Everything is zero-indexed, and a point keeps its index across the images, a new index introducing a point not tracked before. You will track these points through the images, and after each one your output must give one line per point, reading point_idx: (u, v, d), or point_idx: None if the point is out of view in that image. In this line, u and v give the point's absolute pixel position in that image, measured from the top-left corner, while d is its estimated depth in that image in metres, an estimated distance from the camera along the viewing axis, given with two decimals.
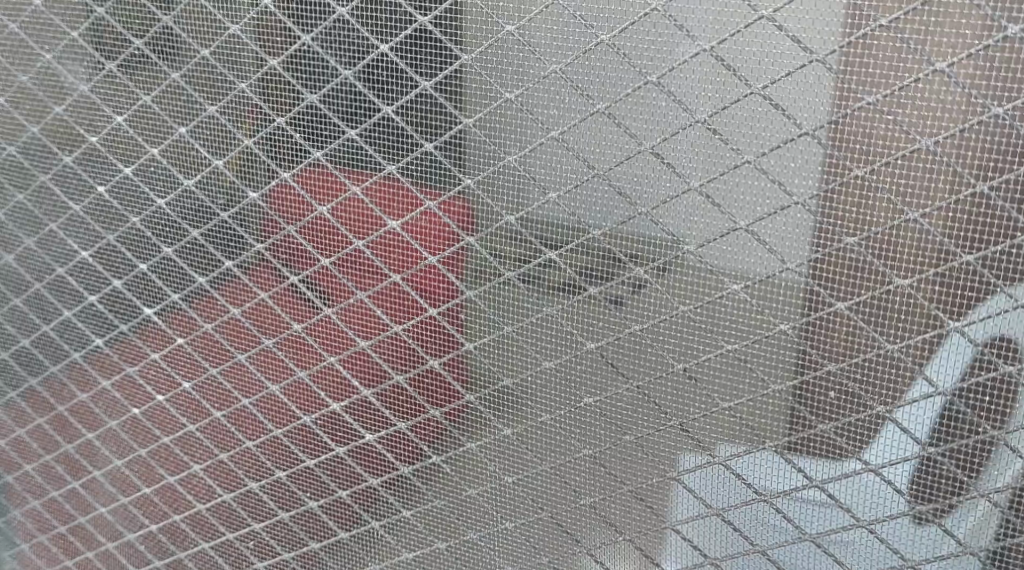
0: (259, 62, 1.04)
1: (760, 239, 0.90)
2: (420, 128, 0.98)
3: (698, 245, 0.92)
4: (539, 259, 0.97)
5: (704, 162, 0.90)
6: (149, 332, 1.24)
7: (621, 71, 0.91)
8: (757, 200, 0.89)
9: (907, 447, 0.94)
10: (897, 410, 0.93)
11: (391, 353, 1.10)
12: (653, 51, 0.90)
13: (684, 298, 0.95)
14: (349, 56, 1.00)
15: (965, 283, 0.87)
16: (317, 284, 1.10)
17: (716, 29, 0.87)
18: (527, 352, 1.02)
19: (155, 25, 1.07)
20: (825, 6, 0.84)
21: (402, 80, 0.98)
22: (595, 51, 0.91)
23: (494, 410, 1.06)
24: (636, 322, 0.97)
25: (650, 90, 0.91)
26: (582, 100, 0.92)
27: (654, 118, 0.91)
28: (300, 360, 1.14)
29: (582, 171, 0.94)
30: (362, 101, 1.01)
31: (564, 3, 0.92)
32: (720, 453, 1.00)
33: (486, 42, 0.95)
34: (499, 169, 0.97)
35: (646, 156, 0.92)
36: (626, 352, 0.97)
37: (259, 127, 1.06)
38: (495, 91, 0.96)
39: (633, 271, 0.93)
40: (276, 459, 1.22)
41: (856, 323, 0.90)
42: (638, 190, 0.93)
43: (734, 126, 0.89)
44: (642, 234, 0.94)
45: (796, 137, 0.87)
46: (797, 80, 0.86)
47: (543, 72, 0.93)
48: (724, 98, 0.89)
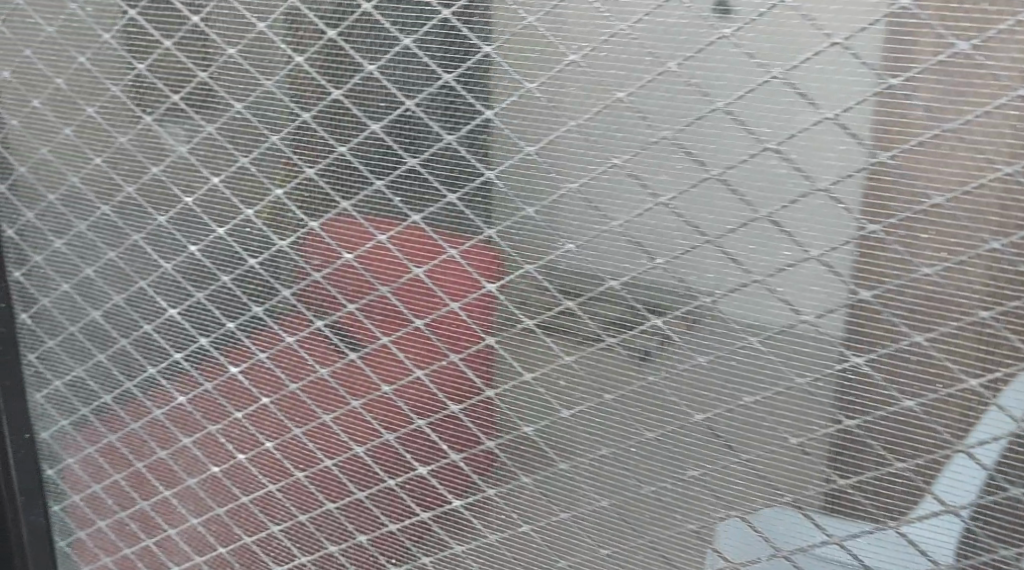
0: (361, 127, 1.05)
1: (876, 311, 0.89)
2: (523, 194, 0.99)
3: (816, 314, 0.90)
4: (644, 325, 0.97)
5: (827, 230, 0.88)
6: (232, 389, 1.24)
7: (739, 138, 0.89)
8: (879, 269, 0.88)
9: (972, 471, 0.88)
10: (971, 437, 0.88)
11: (485, 419, 1.08)
12: (774, 117, 0.88)
13: (805, 369, 0.92)
14: (454, 121, 1.00)
15: None
16: (409, 346, 1.10)
17: (842, 96, 0.86)
18: (628, 423, 1.01)
19: (258, 89, 1.08)
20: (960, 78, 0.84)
21: (507, 145, 0.98)
22: (708, 118, 0.90)
23: (592, 481, 1.04)
24: (749, 394, 0.95)
25: (769, 158, 0.88)
26: (695, 166, 0.91)
27: (771, 183, 0.89)
28: (388, 422, 1.14)
29: (694, 239, 0.93)
30: (464, 166, 1.01)
31: (679, 69, 0.91)
32: (831, 530, 0.95)
33: (595, 108, 0.94)
34: (602, 234, 0.96)
35: (762, 224, 0.90)
36: (737, 425, 0.96)
37: (359, 190, 1.06)
38: (600, 158, 0.95)
39: (746, 340, 0.93)
40: (358, 522, 1.21)
41: (990, 404, 0.87)
42: (753, 257, 0.91)
43: (857, 193, 0.87)
44: (756, 302, 0.92)
45: (921, 213, 0.85)
46: (930, 151, 0.85)
47: (653, 139, 0.92)
48: (849, 166, 0.87)
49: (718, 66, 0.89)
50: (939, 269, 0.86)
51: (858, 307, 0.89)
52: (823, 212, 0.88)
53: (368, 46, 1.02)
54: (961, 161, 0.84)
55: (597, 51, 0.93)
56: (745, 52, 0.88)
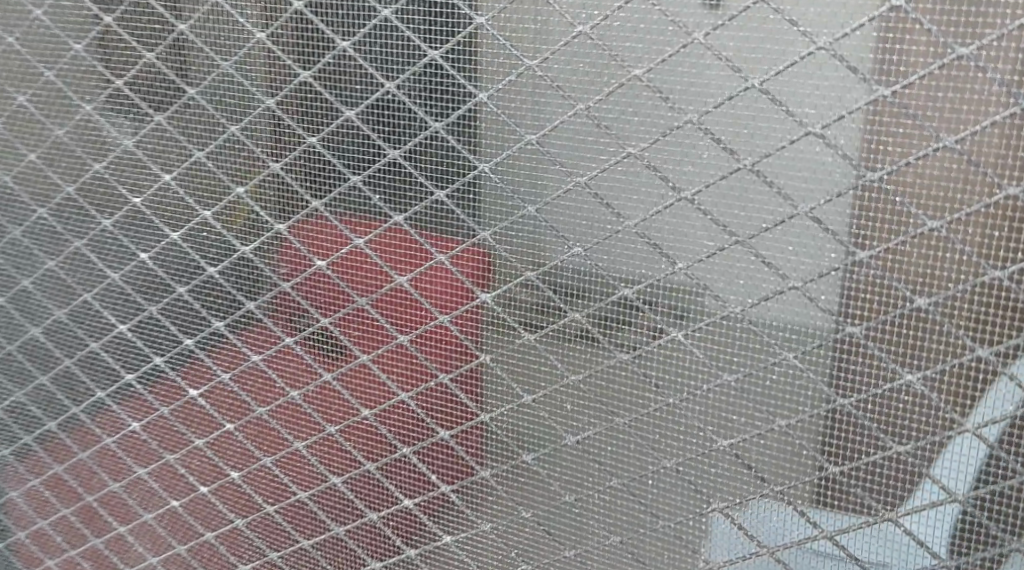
0: (333, 113, 0.91)
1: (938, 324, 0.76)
2: (523, 189, 0.85)
3: (864, 328, 0.77)
4: (661, 339, 0.84)
5: (878, 230, 0.75)
6: (192, 414, 1.11)
7: (776, 121, 0.76)
8: (943, 275, 0.74)
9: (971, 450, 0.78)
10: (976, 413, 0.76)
11: (478, 447, 0.95)
12: (821, 97, 0.74)
13: (849, 390, 0.80)
14: (442, 106, 0.87)
15: None
16: (391, 367, 1.00)
17: (903, 69, 0.72)
18: (645, 452, 0.88)
19: (214, 71, 0.94)
20: None
21: (505, 133, 0.85)
22: (742, 97, 0.76)
23: (603, 517, 0.92)
24: (784, 418, 0.82)
25: (812, 144, 0.75)
26: (724, 155, 0.78)
27: (815, 175, 0.76)
28: (370, 450, 1.02)
29: (723, 240, 0.80)
30: (454, 157, 0.87)
31: (707, 40, 0.77)
32: (816, 519, 0.84)
33: (610, 86, 0.80)
34: (615, 235, 0.83)
35: (804, 221, 0.77)
36: (772, 453, 0.83)
37: (332, 187, 0.93)
38: (613, 147, 0.81)
39: (782, 357, 0.80)
40: (337, 560, 1.08)
41: None
42: (792, 260, 0.78)
43: (916, 185, 0.74)
44: (796, 313, 0.79)
45: (992, 207, 0.72)
46: (1005, 132, 0.71)
47: (677, 123, 0.79)
48: (909, 152, 0.73)
49: (752, 37, 0.76)
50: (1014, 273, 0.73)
51: (915, 316, 0.76)
52: (873, 205, 0.75)
53: (341, 20, 0.90)
54: None
55: (610, 20, 0.79)
56: (787, 18, 0.74)
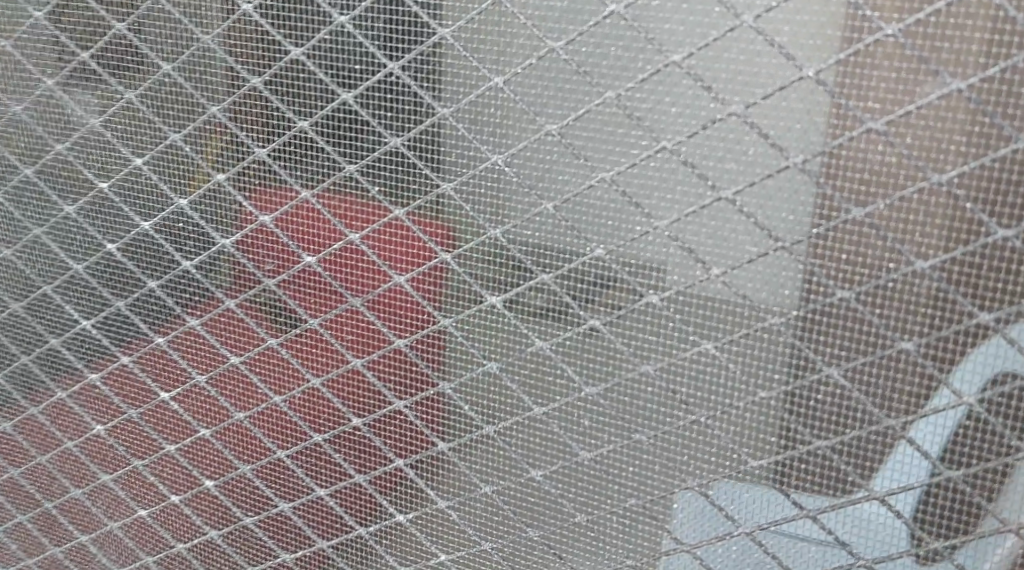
0: (329, 95, 0.82)
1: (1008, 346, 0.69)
2: (542, 185, 0.77)
3: (917, 343, 0.71)
4: (692, 349, 0.76)
5: (942, 238, 0.68)
6: (165, 417, 1.01)
7: (834, 115, 0.69)
8: (1012, 288, 0.68)
9: (953, 416, 0.71)
10: (957, 369, 0.70)
11: (482, 461, 0.87)
12: (886, 89, 0.68)
13: (899, 409, 0.72)
14: (450, 92, 0.78)
15: None
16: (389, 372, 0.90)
17: (979, 60, 0.65)
18: (671, 472, 0.81)
19: (192, 44, 0.85)
20: None
21: (521, 122, 0.76)
22: (794, 88, 0.69)
23: (620, 537, 0.85)
24: (823, 440, 0.76)
25: (874, 142, 0.68)
26: (773, 152, 0.70)
27: (875, 175, 0.68)
28: (361, 460, 0.93)
29: (766, 245, 0.72)
30: (465, 147, 0.79)
31: (756, 25, 0.69)
32: (830, 527, 0.78)
33: (643, 74, 0.72)
34: (646, 237, 0.75)
35: (857, 227, 0.69)
36: (807, 474, 0.77)
37: (326, 177, 0.84)
38: (645, 140, 0.74)
39: (823, 370, 0.74)
40: None
41: None
42: (845, 270, 0.71)
43: (989, 189, 0.67)
44: (842, 323, 0.72)
45: None
46: None
47: (719, 115, 0.71)
48: (982, 154, 0.66)
49: (812, 21, 0.68)
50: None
51: (980, 332, 0.69)
52: (940, 211, 0.68)
53: None
54: None
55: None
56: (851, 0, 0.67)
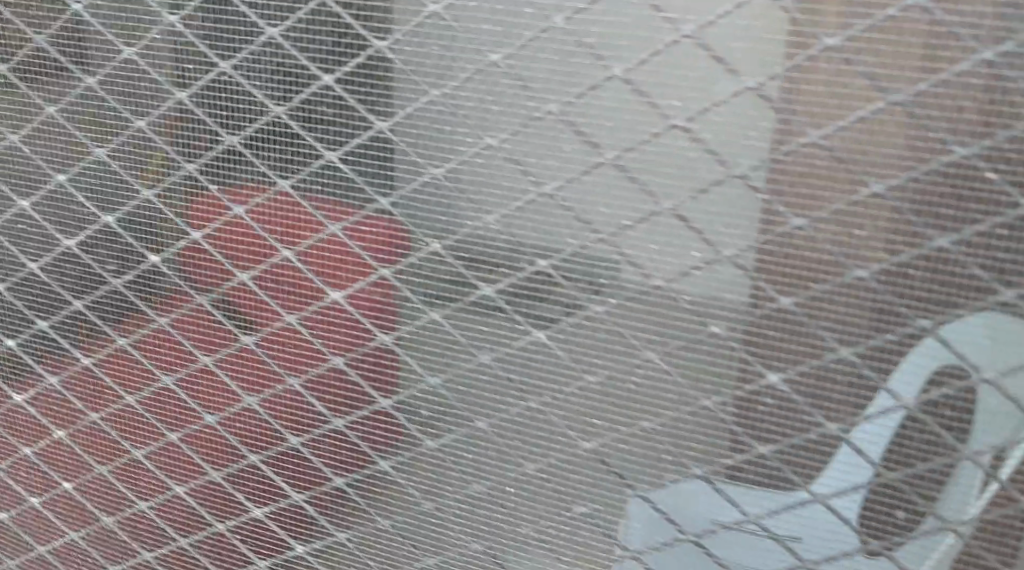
0: (165, 94, 0.86)
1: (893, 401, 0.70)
2: (374, 181, 0.80)
3: (727, 327, 0.73)
4: (523, 340, 0.79)
5: (744, 228, 0.70)
6: (22, 421, 1.05)
7: (640, 113, 0.71)
8: (804, 274, 0.70)
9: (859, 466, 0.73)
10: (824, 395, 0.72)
11: (328, 453, 0.92)
12: (685, 87, 0.70)
13: (711, 389, 0.75)
14: (283, 91, 0.82)
15: None
16: (236, 369, 0.93)
17: (769, 60, 0.68)
18: (506, 456, 0.83)
19: (27, 46, 0.91)
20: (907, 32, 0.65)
21: (350, 118, 0.80)
22: (603, 88, 0.71)
23: (461, 520, 0.88)
24: (648, 418, 0.78)
25: (676, 138, 0.71)
26: (586, 148, 0.73)
27: (681, 170, 0.71)
28: (213, 458, 0.98)
29: (584, 237, 0.74)
30: (301, 146, 0.83)
31: (564, 26, 0.72)
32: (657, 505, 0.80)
33: (464, 74, 0.75)
34: (474, 233, 0.77)
35: (667, 218, 0.72)
36: (635, 454, 0.79)
37: (167, 175, 0.88)
38: (471, 137, 0.75)
39: (645, 356, 0.76)
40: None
41: (930, 430, 0.71)
42: (656, 260, 0.73)
43: (780, 181, 0.69)
44: (658, 309, 0.74)
45: (855, 207, 0.68)
46: (873, 128, 0.66)
47: (537, 113, 0.73)
48: (776, 148, 0.68)
49: (617, 21, 0.71)
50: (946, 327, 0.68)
51: (781, 316, 0.72)
52: (735, 203, 0.70)
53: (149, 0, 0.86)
54: (909, 140, 0.66)
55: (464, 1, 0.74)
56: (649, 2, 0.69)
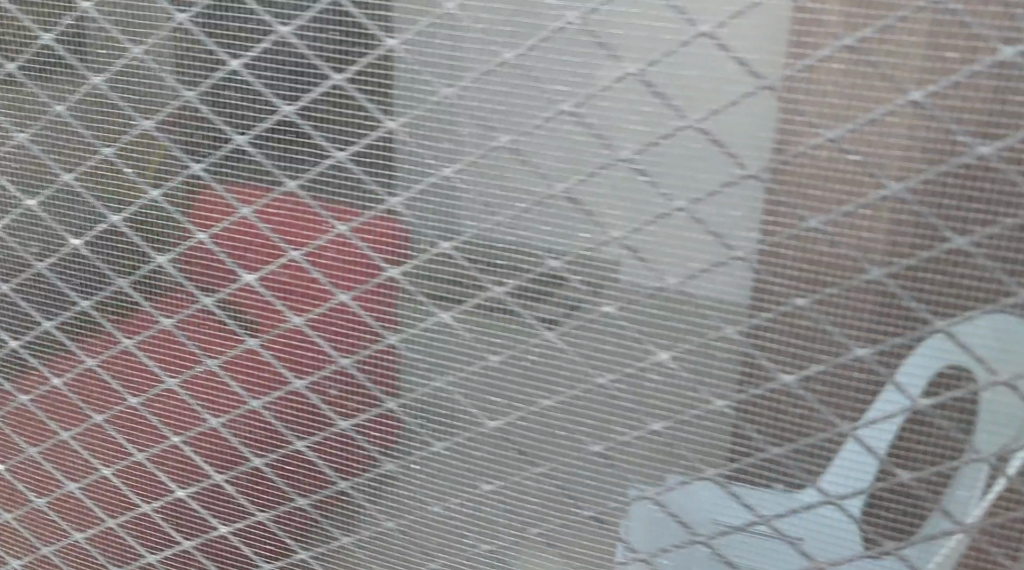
0: (81, 79, 0.87)
1: (864, 449, 0.73)
2: (282, 163, 0.83)
3: (617, 307, 0.75)
4: (428, 322, 0.82)
5: (629, 208, 0.73)
6: None
7: (532, 98, 0.73)
8: (685, 253, 0.72)
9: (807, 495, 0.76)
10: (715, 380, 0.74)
11: (245, 433, 0.96)
12: (570, 74, 0.72)
13: (606, 367, 0.77)
14: (192, 75, 0.84)
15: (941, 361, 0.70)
16: (157, 350, 0.96)
17: (648, 45, 0.70)
18: (413, 431, 0.86)
19: None
20: (772, 19, 0.67)
21: (257, 103, 0.82)
22: (496, 73, 0.73)
23: (372, 499, 0.89)
24: (545, 396, 0.80)
25: (563, 123, 0.72)
26: (481, 133, 0.75)
27: (568, 153, 0.73)
28: (136, 439, 1.00)
29: (483, 221, 0.77)
30: (212, 129, 0.84)
31: (457, 14, 0.74)
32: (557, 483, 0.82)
33: (362, 60, 0.77)
34: (379, 214, 0.81)
35: (558, 202, 0.74)
36: (533, 433, 0.81)
37: (85, 159, 0.91)
38: (369, 119, 0.78)
39: (542, 336, 0.78)
40: (109, 553, 1.07)
41: (807, 404, 0.74)
42: (549, 241, 0.75)
43: (661, 164, 0.71)
44: (550, 289, 0.77)
45: (730, 187, 0.70)
46: (742, 111, 0.69)
47: (435, 98, 0.75)
48: (654, 131, 0.71)
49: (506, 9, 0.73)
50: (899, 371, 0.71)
51: (664, 297, 0.74)
52: (618, 185, 0.73)
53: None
54: (778, 123, 0.68)
55: None
56: None
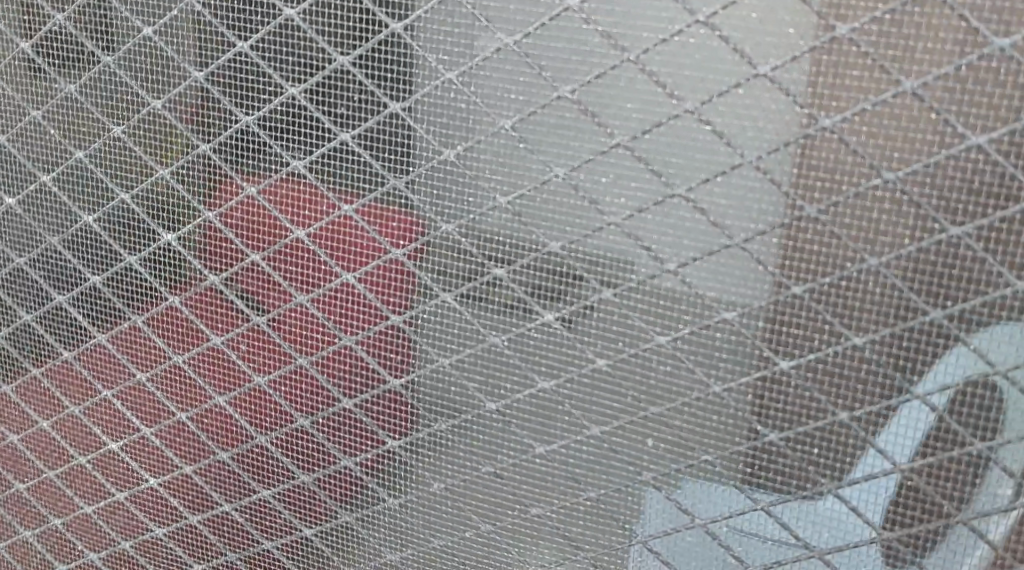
0: (12, 44, 0.89)
1: (742, 413, 0.75)
2: (196, 128, 0.84)
3: (507, 269, 0.77)
4: (335, 283, 0.84)
5: (510, 174, 0.76)
6: None
7: (417, 68, 0.77)
8: (564, 214, 0.74)
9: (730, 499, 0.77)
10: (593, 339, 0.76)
11: (172, 389, 0.94)
12: (451, 44, 0.75)
13: (495, 326, 0.80)
14: (108, 40, 0.85)
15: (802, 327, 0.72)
16: (88, 304, 0.95)
17: (522, 19, 0.73)
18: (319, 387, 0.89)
19: None
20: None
21: (170, 68, 0.83)
22: (386, 44, 0.76)
23: (285, 449, 0.92)
24: (441, 355, 0.82)
25: (448, 90, 0.76)
26: (371, 100, 0.78)
27: (451, 119, 0.76)
28: (71, 391, 0.99)
29: (377, 183, 0.79)
30: (132, 95, 0.86)
31: None
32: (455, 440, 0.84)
33: (262, 30, 0.80)
34: (283, 176, 0.82)
35: (451, 166, 0.76)
36: (428, 389, 0.83)
37: (16, 122, 0.92)
38: (271, 87, 0.80)
39: (438, 297, 0.80)
40: (48, 503, 1.05)
41: (681, 365, 0.75)
42: (437, 204, 0.78)
43: (536, 132, 0.74)
44: (442, 247, 0.79)
45: (599, 154, 0.73)
46: (607, 82, 0.72)
47: (328, 64, 0.78)
48: (530, 101, 0.74)
49: None
50: (880, 439, 0.72)
51: (550, 258, 0.75)
52: (498, 148, 0.75)
53: None
54: (640, 94, 0.71)
55: None
56: None
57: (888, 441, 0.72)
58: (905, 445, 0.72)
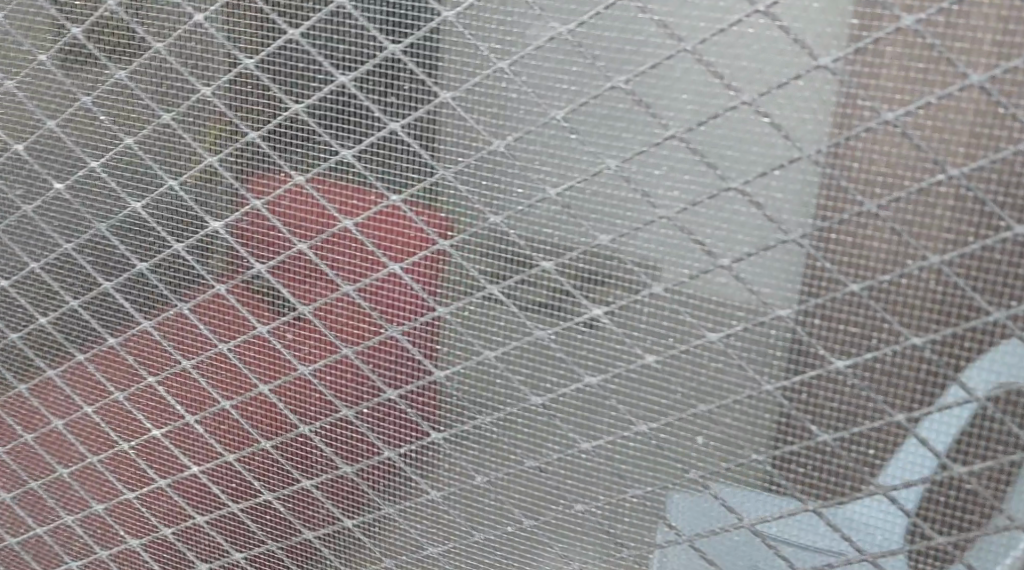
0: (61, 30, 0.89)
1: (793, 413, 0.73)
2: (245, 116, 0.83)
3: (555, 263, 0.75)
4: (382, 273, 0.83)
5: (559, 165, 0.74)
6: None
7: (467, 55, 0.76)
8: (615, 208, 0.73)
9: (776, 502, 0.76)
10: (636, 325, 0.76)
11: (216, 376, 0.94)
12: (505, 31, 0.74)
13: (542, 320, 0.79)
14: (158, 27, 0.85)
15: (862, 326, 0.70)
16: (134, 290, 0.95)
17: (576, 7, 0.72)
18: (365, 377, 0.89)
19: None
20: None
21: (219, 56, 0.83)
22: (438, 32, 0.75)
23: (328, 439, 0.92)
24: (488, 347, 0.82)
25: (500, 78, 0.75)
26: (422, 88, 0.77)
27: (502, 109, 0.75)
28: (115, 378, 0.99)
29: (425, 172, 0.79)
30: (179, 82, 0.86)
31: None
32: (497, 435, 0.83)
33: (313, 15, 0.80)
34: (331, 165, 0.82)
35: (496, 158, 0.76)
36: (474, 382, 0.84)
37: (65, 108, 0.92)
38: (322, 75, 0.80)
39: (485, 289, 0.79)
40: (89, 488, 1.06)
41: (733, 363, 0.73)
42: (486, 195, 0.77)
43: (588, 123, 0.72)
44: (491, 239, 0.78)
45: (654, 145, 0.71)
46: (662, 73, 0.70)
47: (378, 52, 0.78)
48: (581, 91, 0.72)
49: None
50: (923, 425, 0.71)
51: (592, 252, 0.75)
52: (549, 138, 0.74)
53: None
54: (697, 84, 0.69)
55: None
56: None
57: (930, 427, 0.72)
58: (947, 433, 0.72)
